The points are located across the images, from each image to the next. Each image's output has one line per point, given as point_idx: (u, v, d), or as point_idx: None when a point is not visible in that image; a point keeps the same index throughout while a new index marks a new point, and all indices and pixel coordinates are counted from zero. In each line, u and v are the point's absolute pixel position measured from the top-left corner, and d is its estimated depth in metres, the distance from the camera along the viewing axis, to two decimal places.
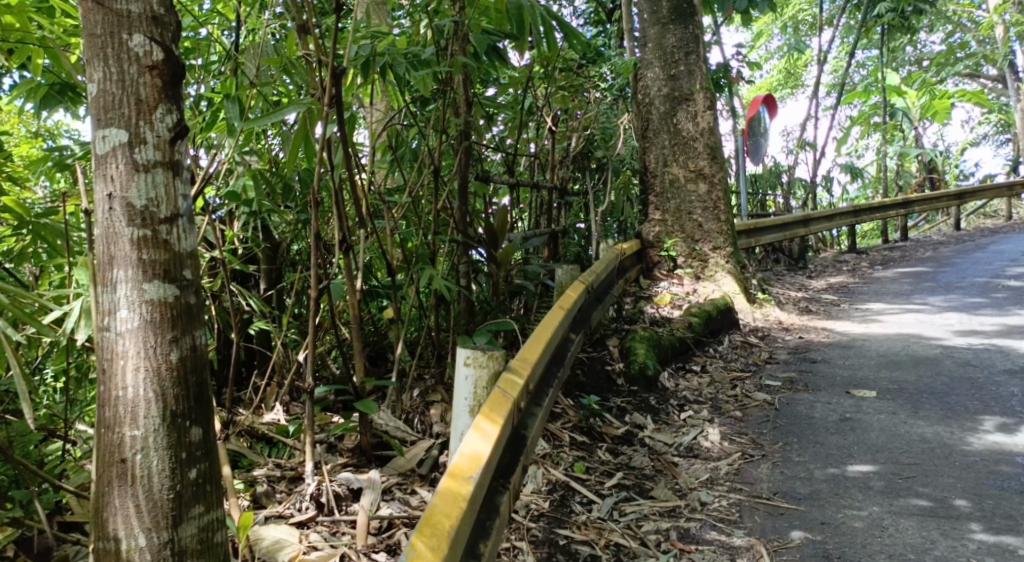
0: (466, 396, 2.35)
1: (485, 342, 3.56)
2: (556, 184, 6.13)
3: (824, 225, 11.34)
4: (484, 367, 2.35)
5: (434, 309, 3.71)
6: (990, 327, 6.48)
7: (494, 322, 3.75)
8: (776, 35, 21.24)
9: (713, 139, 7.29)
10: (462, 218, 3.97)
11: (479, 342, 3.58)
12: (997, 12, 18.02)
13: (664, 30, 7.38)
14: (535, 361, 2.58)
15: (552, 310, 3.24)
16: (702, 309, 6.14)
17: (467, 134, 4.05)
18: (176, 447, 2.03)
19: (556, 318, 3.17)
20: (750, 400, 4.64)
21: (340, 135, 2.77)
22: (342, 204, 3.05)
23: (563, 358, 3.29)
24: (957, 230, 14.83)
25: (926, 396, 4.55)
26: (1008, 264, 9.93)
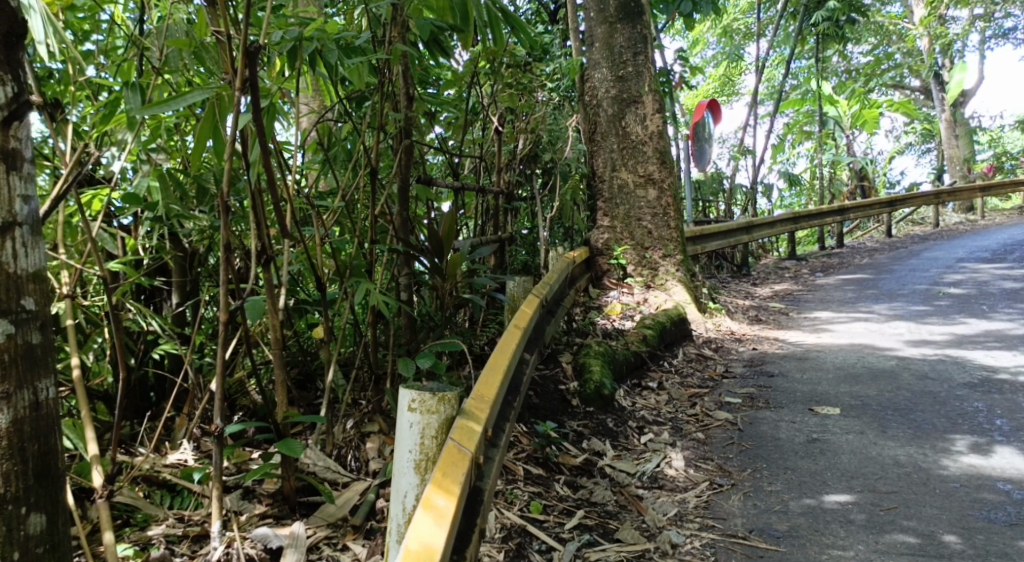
0: (410, 449, 2.00)
1: (429, 366, 3.14)
2: (502, 189, 5.77)
3: (766, 231, 11.28)
4: (432, 415, 2.00)
5: (371, 327, 3.27)
6: (941, 336, 6.38)
7: (441, 341, 3.34)
8: (712, 43, 21.45)
9: (662, 143, 7.03)
10: (403, 225, 3.57)
11: (423, 366, 3.15)
12: (924, 25, 18.48)
13: (611, 29, 7.08)
14: (493, 399, 2.24)
15: (508, 331, 2.88)
16: (656, 320, 5.86)
17: (408, 132, 3.63)
18: (9, 539, 1.92)
19: (511, 340, 2.82)
20: (711, 420, 4.35)
21: (257, 130, 2.31)
22: (260, 210, 2.59)
23: (518, 386, 2.92)
24: (890, 237, 15.08)
25: (892, 413, 4.33)
26: (945, 271, 10.02)
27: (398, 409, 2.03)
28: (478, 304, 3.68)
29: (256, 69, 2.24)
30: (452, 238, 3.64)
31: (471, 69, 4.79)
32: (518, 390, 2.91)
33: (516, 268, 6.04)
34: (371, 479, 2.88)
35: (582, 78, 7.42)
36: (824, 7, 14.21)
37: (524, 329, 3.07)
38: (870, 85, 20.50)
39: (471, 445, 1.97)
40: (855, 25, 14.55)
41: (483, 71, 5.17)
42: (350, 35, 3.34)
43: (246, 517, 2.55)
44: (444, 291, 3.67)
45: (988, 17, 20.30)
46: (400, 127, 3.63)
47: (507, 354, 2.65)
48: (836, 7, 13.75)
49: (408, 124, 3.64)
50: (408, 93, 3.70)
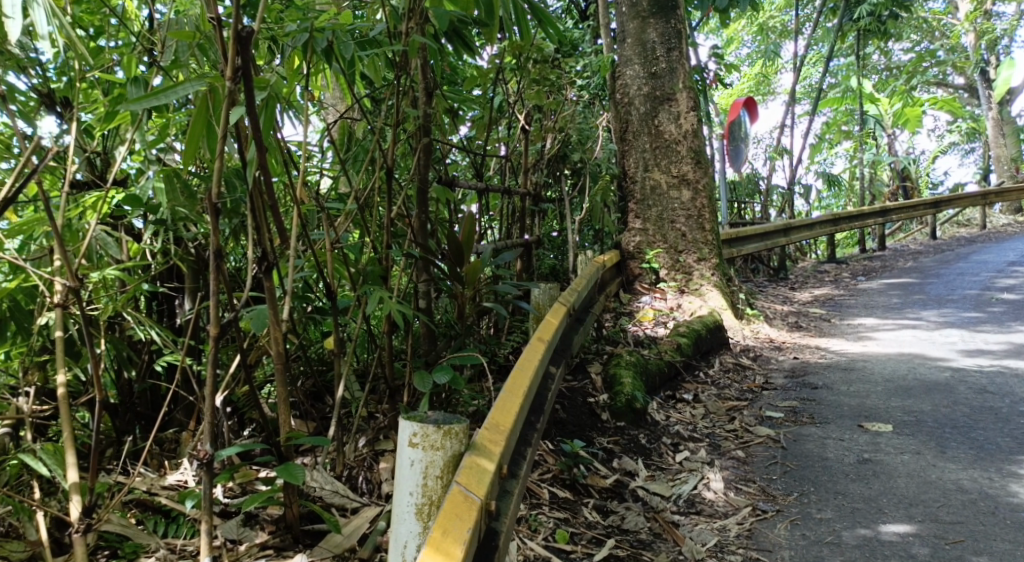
0: (412, 492, 1.88)
1: (447, 381, 2.89)
2: (530, 190, 5.55)
3: (804, 234, 10.89)
4: (436, 450, 1.87)
5: (386, 337, 3.04)
6: (997, 346, 5.99)
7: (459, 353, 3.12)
8: (746, 41, 21.02)
9: (697, 142, 6.74)
10: (421, 228, 3.35)
11: (440, 381, 2.88)
12: (969, 19, 17.86)
13: (643, 24, 6.82)
14: (510, 427, 2.08)
15: (530, 344, 2.69)
16: (690, 328, 5.57)
17: (427, 130, 3.41)
18: None
19: (535, 355, 2.62)
20: (751, 436, 4.07)
21: (251, 127, 2.11)
22: (260, 214, 2.38)
23: (542, 405, 2.71)
24: (935, 239, 14.53)
25: (949, 431, 4.01)
26: (995, 275, 9.55)
27: (400, 444, 1.91)
28: (501, 315, 3.44)
29: (247, 57, 2.04)
30: (471, 243, 3.41)
31: (495, 65, 4.57)
32: (542, 408, 2.71)
33: (543, 272, 5.82)
34: (383, 504, 2.67)
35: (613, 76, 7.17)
36: (865, 2, 13.74)
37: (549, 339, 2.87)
38: (912, 83, 19.88)
39: (480, 492, 1.78)
40: (897, 21, 14.05)
41: (508, 67, 4.95)
42: (364, 26, 3.12)
43: (245, 548, 2.38)
44: (464, 301, 3.42)
45: None
46: (418, 124, 3.40)
47: (529, 371, 2.46)
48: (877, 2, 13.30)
49: (428, 121, 3.41)
50: (428, 88, 3.47)
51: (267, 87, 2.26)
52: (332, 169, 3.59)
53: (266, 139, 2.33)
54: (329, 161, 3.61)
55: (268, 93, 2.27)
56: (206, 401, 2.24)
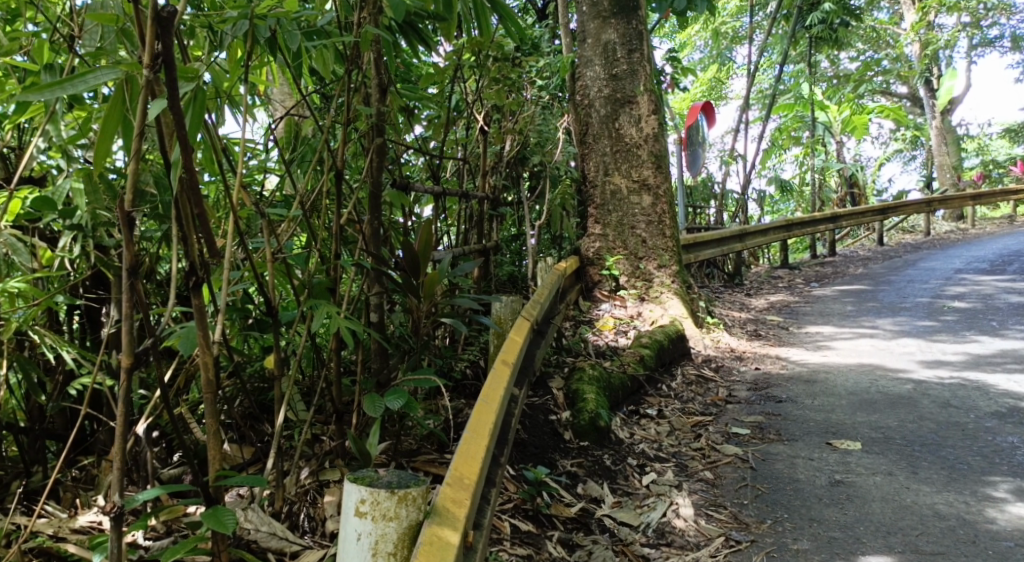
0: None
1: (402, 405, 2.60)
2: (489, 194, 5.31)
3: (758, 239, 10.88)
4: (388, 520, 1.69)
5: (334, 357, 2.75)
6: (955, 356, 5.96)
7: (414, 375, 2.86)
8: (700, 46, 21.16)
9: (658, 146, 6.59)
10: (374, 235, 3.07)
11: (393, 406, 2.58)
12: (916, 30, 18.23)
13: (604, 24, 6.65)
14: (474, 481, 1.92)
15: (495, 368, 2.49)
16: (653, 338, 5.42)
17: (381, 128, 3.12)
18: None
19: (500, 381, 2.43)
20: (719, 456, 3.91)
21: (174, 123, 1.81)
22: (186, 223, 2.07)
23: (505, 438, 2.53)
24: (882, 245, 14.74)
25: (919, 450, 3.90)
26: (945, 283, 9.65)
27: (346, 513, 1.73)
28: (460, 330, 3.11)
29: (168, 40, 1.74)
30: (428, 254, 3.08)
31: (454, 62, 4.32)
32: (504, 439, 2.55)
33: (502, 279, 5.60)
34: (327, 545, 2.40)
35: (573, 77, 6.98)
36: (817, 9, 13.84)
37: (515, 363, 2.68)
38: (859, 91, 20.20)
39: None
40: (848, 30, 14.20)
41: (466, 64, 4.70)
42: (312, 13, 2.82)
43: None
44: (420, 315, 3.09)
45: (976, 24, 20.08)
46: (371, 123, 3.12)
47: (494, 404, 2.28)
48: (830, 10, 13.42)
49: (382, 119, 3.14)
50: (382, 84, 3.19)
51: (196, 75, 1.96)
52: (277, 169, 3.29)
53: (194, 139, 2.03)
54: (273, 159, 3.31)
55: (197, 83, 1.97)
56: (116, 438, 1.93)
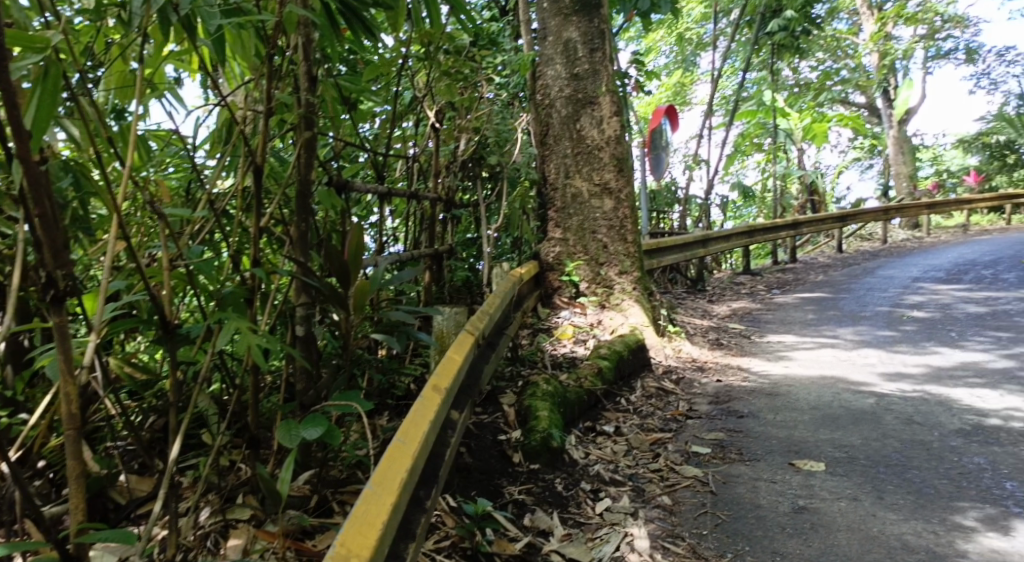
0: None
1: (319, 434, 2.29)
2: (441, 195, 5.04)
3: (721, 245, 10.76)
4: None
5: (249, 378, 2.39)
6: (917, 369, 5.82)
7: (335, 401, 2.54)
8: (664, 51, 21.13)
9: (620, 149, 6.38)
10: (301, 239, 2.76)
11: (309, 437, 2.28)
12: (875, 39, 18.36)
13: (565, 22, 6.41)
14: (371, 554, 1.60)
15: (423, 398, 2.23)
16: (612, 349, 5.19)
17: (310, 121, 2.82)
18: None
19: (426, 412, 2.17)
20: (677, 478, 3.69)
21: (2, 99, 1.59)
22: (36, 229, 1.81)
23: (433, 478, 2.23)
24: (842, 253, 14.77)
25: (884, 471, 3.71)
26: (903, 291, 9.60)
27: None
28: (393, 348, 2.76)
29: None
30: (358, 262, 2.76)
31: (401, 54, 4.04)
32: (435, 476, 2.27)
33: (455, 286, 5.34)
34: None
35: (533, 75, 6.74)
36: (780, 16, 13.78)
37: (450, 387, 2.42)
38: (820, 99, 20.31)
39: None
40: (810, 37, 14.17)
41: (414, 57, 4.41)
42: None
43: None
44: (350, 330, 2.74)
45: (934, 35, 20.31)
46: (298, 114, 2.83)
47: (413, 444, 2.00)
48: (793, 16, 13.38)
49: (310, 110, 2.85)
50: (310, 70, 2.89)
51: (45, 50, 1.81)
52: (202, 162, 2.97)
53: (41, 127, 1.85)
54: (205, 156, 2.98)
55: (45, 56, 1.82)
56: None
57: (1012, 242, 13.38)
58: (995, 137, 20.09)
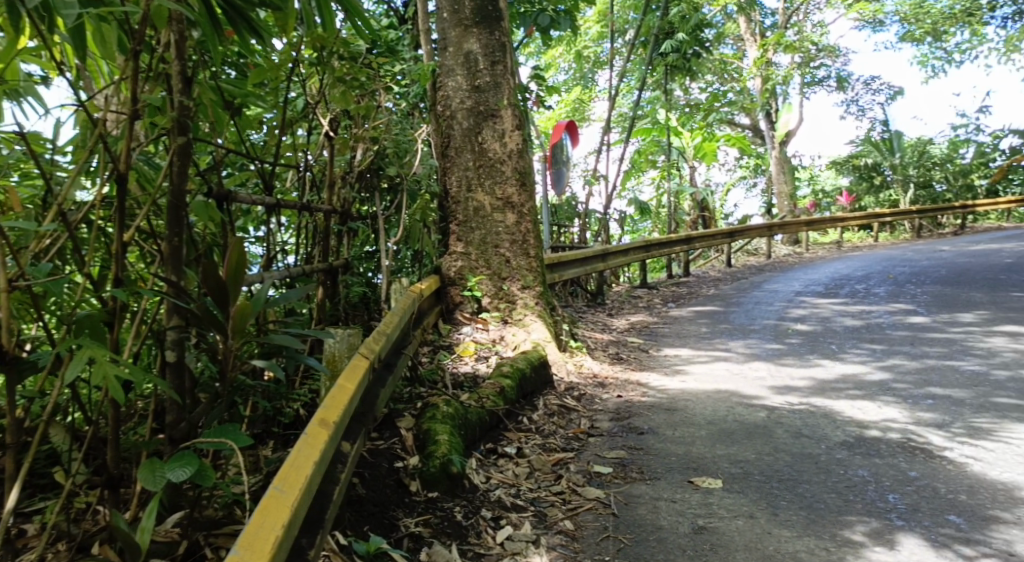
0: None
1: (187, 475, 2.09)
2: (336, 206, 4.83)
3: (619, 260, 10.92)
4: None
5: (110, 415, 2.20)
6: (803, 381, 5.96)
7: (211, 438, 2.32)
8: (563, 68, 21.43)
9: (522, 163, 6.35)
10: (175, 256, 2.55)
11: (176, 479, 2.08)
12: (759, 64, 19.25)
13: (465, 33, 6.30)
14: None
15: (306, 437, 2.00)
16: (514, 367, 5.09)
17: (184, 125, 2.60)
18: None
19: (309, 454, 1.94)
20: (579, 501, 3.63)
21: None
22: None
23: (317, 524, 2.01)
24: (730, 267, 15.30)
25: (777, 486, 3.74)
26: (788, 305, 9.98)
27: None
28: (277, 375, 2.55)
29: None
30: (240, 282, 2.54)
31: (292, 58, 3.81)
32: (319, 522, 2.04)
33: (351, 302, 5.11)
34: None
35: (434, 86, 6.61)
36: (672, 38, 14.20)
37: (337, 422, 2.20)
38: (710, 119, 21.08)
39: None
40: (700, 60, 14.67)
41: (307, 60, 4.18)
42: None
43: None
44: (229, 355, 2.55)
45: (812, 62, 21.50)
46: (170, 117, 2.59)
47: (293, 493, 1.77)
48: (684, 39, 13.81)
49: (185, 113, 2.61)
50: (185, 69, 2.64)
51: None
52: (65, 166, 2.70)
53: None
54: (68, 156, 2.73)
55: None
56: None
57: (881, 259, 14.19)
58: (866, 160, 21.41)
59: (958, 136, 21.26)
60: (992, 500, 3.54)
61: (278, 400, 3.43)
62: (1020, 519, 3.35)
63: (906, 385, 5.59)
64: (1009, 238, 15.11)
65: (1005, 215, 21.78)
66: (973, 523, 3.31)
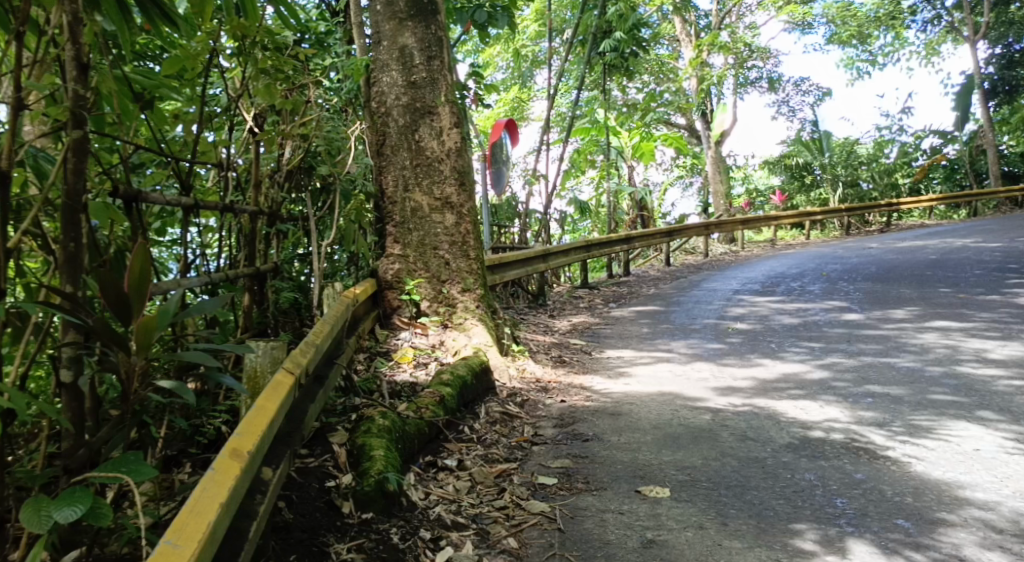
0: None
1: (76, 513, 1.85)
2: (263, 207, 4.54)
3: (560, 260, 10.82)
4: None
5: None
6: (745, 382, 5.90)
7: (107, 469, 2.07)
8: (501, 66, 21.28)
9: (461, 161, 6.15)
10: (71, 264, 2.29)
11: (65, 518, 1.83)
12: (695, 65, 19.45)
13: (400, 26, 6.07)
14: None
15: (212, 475, 1.74)
16: (455, 374, 4.88)
17: (80, 118, 2.32)
18: None
19: (214, 497, 1.68)
20: (523, 516, 3.46)
21: None
22: None
23: None
24: (669, 266, 15.38)
25: (725, 493, 3.65)
26: (727, 304, 10.03)
27: None
28: (188, 399, 2.31)
29: None
30: (144, 293, 2.28)
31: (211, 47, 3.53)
32: None
33: (281, 308, 4.83)
34: None
35: (368, 81, 6.36)
36: (610, 37, 14.17)
37: (252, 453, 1.95)
38: (647, 119, 21.20)
39: None
40: (637, 59, 14.70)
41: (227, 50, 3.88)
42: None
43: None
44: (132, 371, 2.32)
45: (746, 64, 21.86)
46: (64, 109, 2.32)
47: (190, 546, 1.50)
48: (622, 38, 13.80)
49: (81, 105, 2.35)
50: (80, 54, 2.37)
51: None
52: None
53: None
54: None
55: None
56: None
57: (813, 256, 14.45)
58: (796, 160, 21.86)
59: (883, 137, 21.90)
60: (937, 502, 3.50)
61: (196, 416, 3.21)
62: (966, 521, 3.31)
63: (845, 384, 5.58)
64: (932, 235, 15.59)
65: (928, 212, 22.54)
66: (920, 527, 3.26)
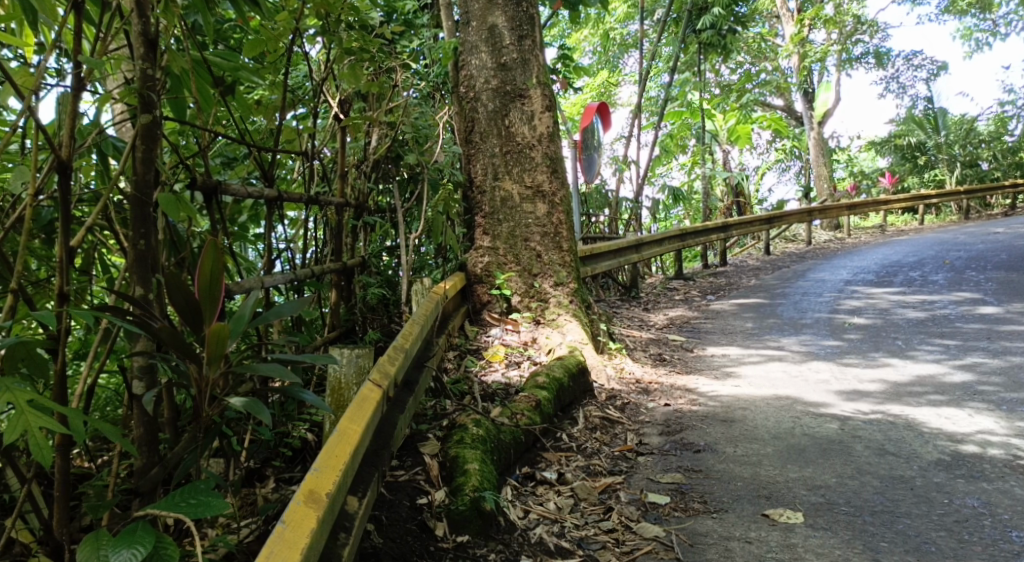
0: None
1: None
2: (349, 199, 4.29)
3: (654, 251, 10.29)
4: None
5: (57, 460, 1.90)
6: (873, 385, 5.30)
7: (168, 502, 1.84)
8: (588, 52, 20.69)
9: (553, 147, 5.77)
10: (143, 264, 2.06)
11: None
12: (796, 40, 18.39)
13: (490, 5, 5.75)
14: None
15: (282, 534, 1.44)
16: (551, 376, 4.53)
17: (149, 102, 2.07)
18: None
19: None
20: (635, 540, 3.09)
21: None
22: None
23: None
24: (769, 256, 14.53)
25: (870, 521, 3.16)
26: (838, 296, 9.28)
27: None
28: (262, 418, 2.00)
29: None
30: (215, 300, 2.03)
31: (294, 26, 3.27)
32: None
33: (368, 304, 4.59)
34: None
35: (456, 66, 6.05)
36: (706, 13, 13.46)
37: (332, 497, 1.66)
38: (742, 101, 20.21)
39: None
40: (736, 37, 13.95)
41: (312, 32, 3.63)
42: None
43: None
44: (203, 387, 2.07)
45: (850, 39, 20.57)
46: (133, 91, 2.08)
47: None
48: (720, 14, 13.09)
49: (151, 86, 2.09)
50: (149, 29, 2.11)
51: None
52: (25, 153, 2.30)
53: None
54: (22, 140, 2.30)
55: None
56: None
57: (931, 243, 13.36)
58: (908, 139, 20.44)
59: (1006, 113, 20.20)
60: None
61: (283, 424, 3.05)
62: None
63: (994, 389, 4.92)
64: None
65: None
66: None
